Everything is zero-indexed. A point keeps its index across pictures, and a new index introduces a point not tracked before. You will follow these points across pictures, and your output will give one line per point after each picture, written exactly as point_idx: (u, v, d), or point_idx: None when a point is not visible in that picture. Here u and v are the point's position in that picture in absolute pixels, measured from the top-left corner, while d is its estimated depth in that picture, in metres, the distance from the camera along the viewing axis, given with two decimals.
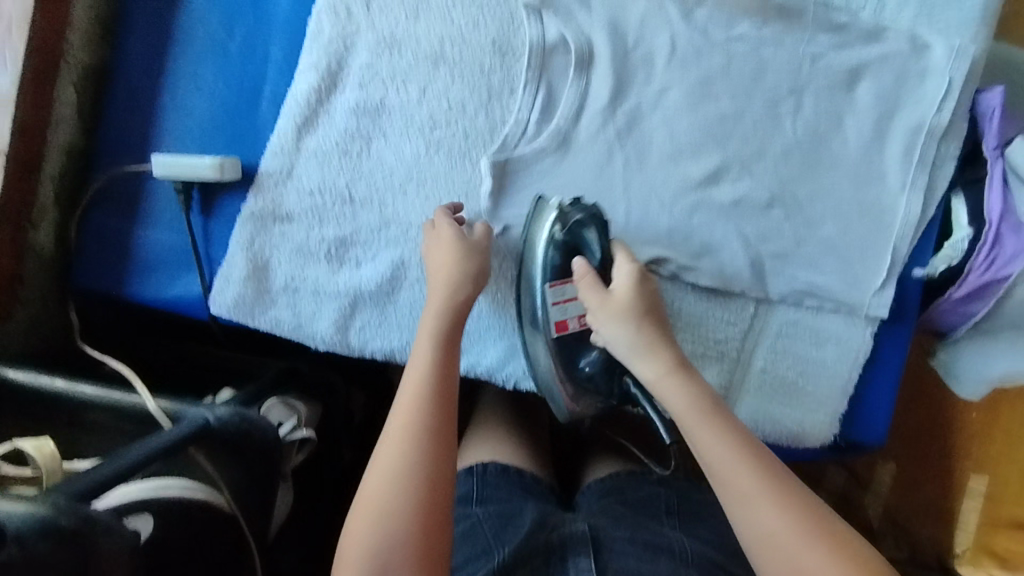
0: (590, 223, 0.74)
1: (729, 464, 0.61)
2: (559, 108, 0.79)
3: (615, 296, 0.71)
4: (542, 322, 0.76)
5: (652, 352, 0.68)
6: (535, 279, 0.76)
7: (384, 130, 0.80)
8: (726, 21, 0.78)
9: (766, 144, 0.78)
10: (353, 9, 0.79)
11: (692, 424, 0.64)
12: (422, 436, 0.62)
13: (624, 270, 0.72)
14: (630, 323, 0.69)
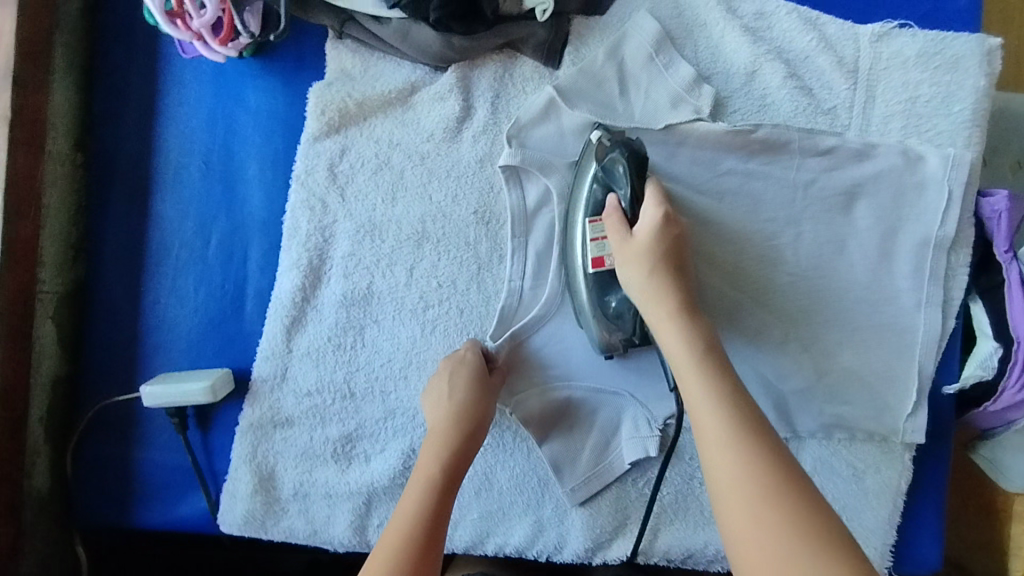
0: (624, 158, 0.66)
1: (714, 414, 0.54)
2: (551, 269, 0.76)
3: (635, 240, 0.65)
4: (581, 258, 0.70)
5: (658, 299, 0.63)
6: (578, 216, 0.71)
7: (376, 318, 0.77)
8: (711, 160, 0.75)
9: (771, 278, 0.76)
10: (328, 200, 0.76)
11: (685, 366, 0.58)
12: (416, 545, 0.59)
13: (649, 211, 0.65)
14: (642, 270, 0.64)
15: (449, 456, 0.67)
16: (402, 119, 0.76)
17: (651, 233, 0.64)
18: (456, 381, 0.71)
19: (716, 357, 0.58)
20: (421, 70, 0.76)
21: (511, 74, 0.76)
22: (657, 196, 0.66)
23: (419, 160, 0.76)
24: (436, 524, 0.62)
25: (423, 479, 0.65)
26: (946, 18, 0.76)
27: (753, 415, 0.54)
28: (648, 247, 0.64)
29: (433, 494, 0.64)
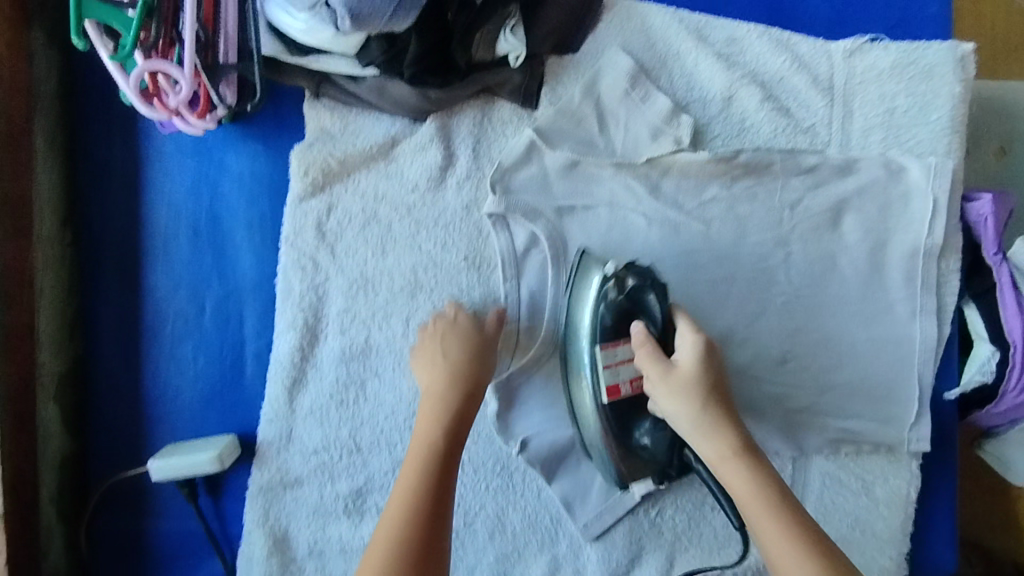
0: (654, 296, 0.68)
1: (793, 561, 0.54)
2: (546, 309, 0.77)
3: (677, 370, 0.64)
4: (594, 394, 0.69)
5: (712, 435, 0.61)
6: (585, 345, 0.70)
7: (376, 371, 0.77)
8: (695, 187, 0.76)
9: (765, 300, 0.76)
10: (319, 258, 0.77)
11: (752, 502, 0.58)
12: (425, 501, 0.59)
13: (688, 341, 0.65)
14: (691, 405, 0.62)
15: (451, 410, 0.65)
16: (385, 172, 0.77)
17: (693, 365, 0.63)
18: (450, 343, 0.70)
19: (782, 488, 0.58)
20: (400, 122, 0.76)
21: (490, 119, 0.77)
22: (696, 325, 0.65)
23: (406, 212, 0.77)
24: (443, 479, 0.61)
25: (427, 434, 0.64)
26: (916, 26, 0.76)
27: (832, 550, 0.54)
28: (695, 385, 0.63)
29: (440, 450, 0.62)
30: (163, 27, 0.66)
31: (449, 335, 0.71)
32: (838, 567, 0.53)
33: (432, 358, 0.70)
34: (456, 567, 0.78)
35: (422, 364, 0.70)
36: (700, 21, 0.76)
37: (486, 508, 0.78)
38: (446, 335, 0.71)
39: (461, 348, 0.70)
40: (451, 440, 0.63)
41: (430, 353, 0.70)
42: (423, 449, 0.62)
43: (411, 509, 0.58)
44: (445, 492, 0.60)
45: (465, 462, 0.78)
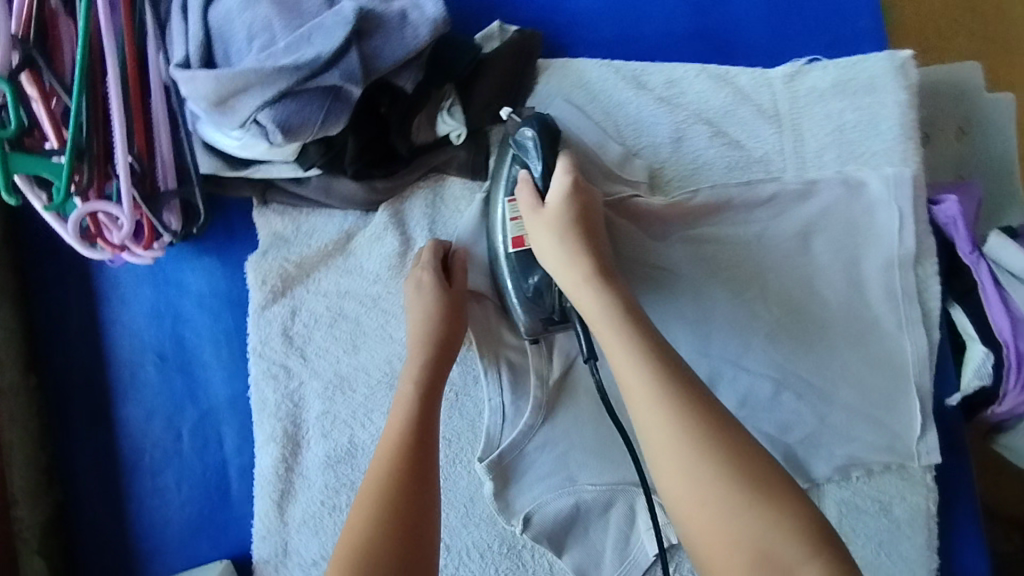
0: (534, 130, 0.67)
1: (652, 403, 0.52)
2: (528, 380, 0.75)
3: (547, 208, 0.64)
4: (502, 244, 0.70)
5: (572, 262, 0.62)
6: (497, 192, 0.71)
7: (365, 471, 0.75)
8: (659, 234, 0.75)
9: (748, 334, 0.75)
10: (290, 364, 0.75)
11: (626, 368, 0.55)
12: (405, 462, 0.57)
13: (559, 178, 0.65)
14: (555, 240, 0.63)
15: (428, 374, 0.64)
16: (344, 268, 0.75)
17: (562, 200, 0.64)
18: (417, 298, 0.69)
19: (663, 348, 0.55)
20: (352, 216, 0.75)
21: (442, 197, 0.76)
22: (568, 167, 0.66)
23: (373, 304, 0.75)
24: (423, 437, 0.59)
25: (403, 404, 0.62)
26: (852, 42, 0.76)
27: (710, 415, 0.51)
28: (560, 214, 0.63)
29: (418, 410, 0.61)
30: (95, 165, 0.65)
31: (424, 275, 0.70)
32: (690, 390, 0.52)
33: (411, 280, 0.71)
34: None
35: (405, 292, 0.71)
36: (636, 69, 0.75)
37: None
38: (421, 279, 0.70)
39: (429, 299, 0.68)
40: (427, 399, 0.63)
41: (410, 293, 0.70)
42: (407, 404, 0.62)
43: (394, 459, 0.57)
44: (427, 447, 0.59)
45: (470, 548, 0.75)
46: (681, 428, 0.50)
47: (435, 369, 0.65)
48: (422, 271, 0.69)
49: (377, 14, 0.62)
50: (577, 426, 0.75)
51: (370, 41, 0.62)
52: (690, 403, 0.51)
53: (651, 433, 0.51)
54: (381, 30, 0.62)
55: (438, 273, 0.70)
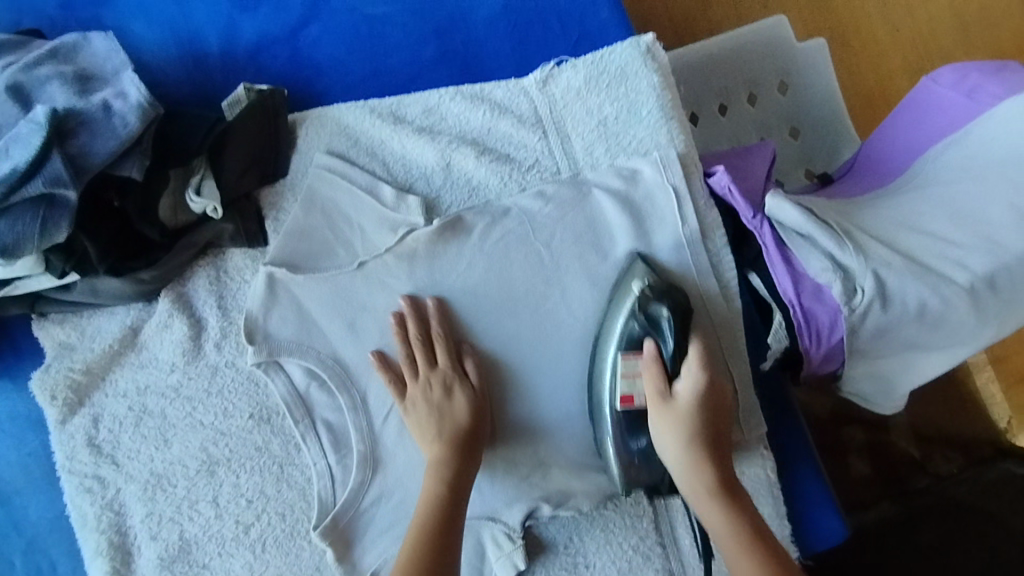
0: (670, 314, 0.66)
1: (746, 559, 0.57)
2: (348, 437, 0.74)
3: (677, 403, 0.64)
4: (610, 391, 0.68)
5: (685, 446, 0.62)
6: (610, 344, 0.69)
7: (203, 563, 0.73)
8: (450, 261, 0.74)
9: (560, 343, 0.74)
10: (102, 473, 0.73)
11: (712, 513, 0.60)
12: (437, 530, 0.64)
13: (691, 372, 0.64)
14: (677, 438, 0.63)
15: (454, 474, 0.67)
16: (138, 363, 0.73)
17: (692, 399, 0.63)
18: (455, 406, 0.70)
19: (725, 466, 0.63)
20: (135, 309, 0.74)
21: (226, 271, 0.74)
22: (701, 355, 0.64)
23: (175, 394, 0.73)
24: (455, 501, 0.66)
25: (435, 464, 0.68)
26: (597, 36, 0.77)
27: (760, 534, 0.58)
28: (688, 404, 0.63)
29: (450, 467, 0.68)
30: None
31: (451, 386, 0.71)
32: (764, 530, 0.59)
33: (421, 412, 0.71)
34: None
35: (414, 420, 0.71)
36: (391, 104, 0.75)
37: None
38: (450, 391, 0.71)
39: (456, 405, 0.70)
40: (453, 496, 0.66)
41: (424, 422, 0.70)
42: (434, 497, 0.66)
43: (420, 547, 0.63)
44: (455, 527, 0.65)
45: None
46: None
47: (462, 463, 0.68)
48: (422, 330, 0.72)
49: (77, 112, 0.61)
50: (409, 472, 0.73)
51: (75, 140, 0.60)
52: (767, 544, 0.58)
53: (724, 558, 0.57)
54: (87, 127, 0.60)
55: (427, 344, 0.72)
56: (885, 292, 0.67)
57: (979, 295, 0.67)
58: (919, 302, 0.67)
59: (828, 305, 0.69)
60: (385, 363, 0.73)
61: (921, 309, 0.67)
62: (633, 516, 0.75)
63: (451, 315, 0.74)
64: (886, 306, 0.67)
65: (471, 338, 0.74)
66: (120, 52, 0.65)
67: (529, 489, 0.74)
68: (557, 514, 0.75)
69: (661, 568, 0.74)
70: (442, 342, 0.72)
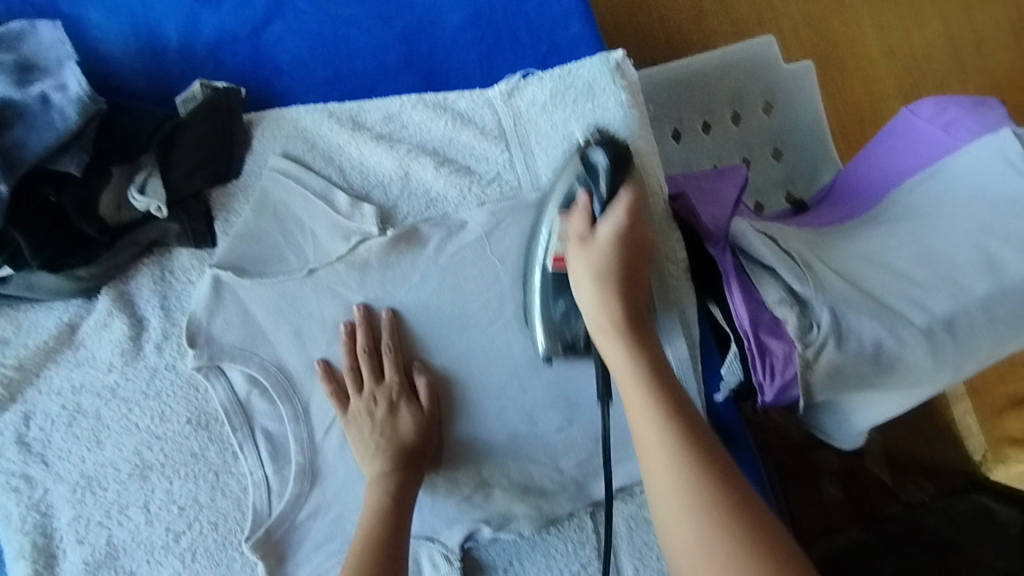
0: (608, 161, 0.64)
1: (657, 437, 0.51)
2: (288, 448, 0.72)
3: (596, 240, 0.61)
4: (544, 248, 0.67)
5: (604, 301, 0.59)
6: (550, 203, 0.67)
7: (130, 571, 0.71)
8: (403, 272, 0.72)
9: (510, 362, 0.73)
10: (32, 473, 0.71)
11: (626, 376, 0.56)
12: (381, 539, 0.62)
13: (615, 215, 0.62)
14: (592, 281, 0.60)
15: (396, 488, 0.66)
16: (75, 361, 0.71)
17: (612, 240, 0.61)
18: (400, 421, 0.69)
19: (658, 356, 0.57)
20: (73, 305, 0.72)
21: (171, 270, 0.72)
22: (630, 206, 0.62)
23: (111, 395, 0.71)
24: (400, 514, 0.64)
25: (378, 478, 0.66)
26: (566, 51, 0.75)
27: (678, 395, 0.54)
28: (608, 250, 0.61)
29: (395, 482, 0.66)
30: None
31: (397, 403, 0.69)
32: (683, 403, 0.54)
33: (365, 427, 0.69)
34: None
35: (355, 437, 0.69)
36: (351, 110, 0.74)
37: None
38: (395, 407, 0.69)
39: (400, 418, 0.69)
40: (398, 510, 0.64)
41: (366, 438, 0.69)
42: (378, 509, 0.64)
43: (369, 555, 0.60)
44: (400, 538, 0.62)
45: None
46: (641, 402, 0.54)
47: (405, 478, 0.67)
48: (372, 344, 0.71)
49: (15, 104, 0.59)
50: (348, 487, 0.71)
51: (11, 133, 0.59)
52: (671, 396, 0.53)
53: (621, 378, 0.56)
54: (23, 119, 0.59)
55: (375, 359, 0.71)
56: (840, 329, 0.65)
57: (937, 338, 0.65)
58: (874, 342, 0.65)
59: (784, 339, 0.67)
60: (332, 374, 0.71)
61: (877, 350, 0.65)
62: (575, 543, 0.74)
63: (404, 330, 0.72)
64: (840, 343, 0.65)
65: (423, 355, 0.72)
66: (66, 43, 0.64)
67: (470, 510, 0.72)
68: (497, 537, 0.73)
69: None
70: (391, 356, 0.70)
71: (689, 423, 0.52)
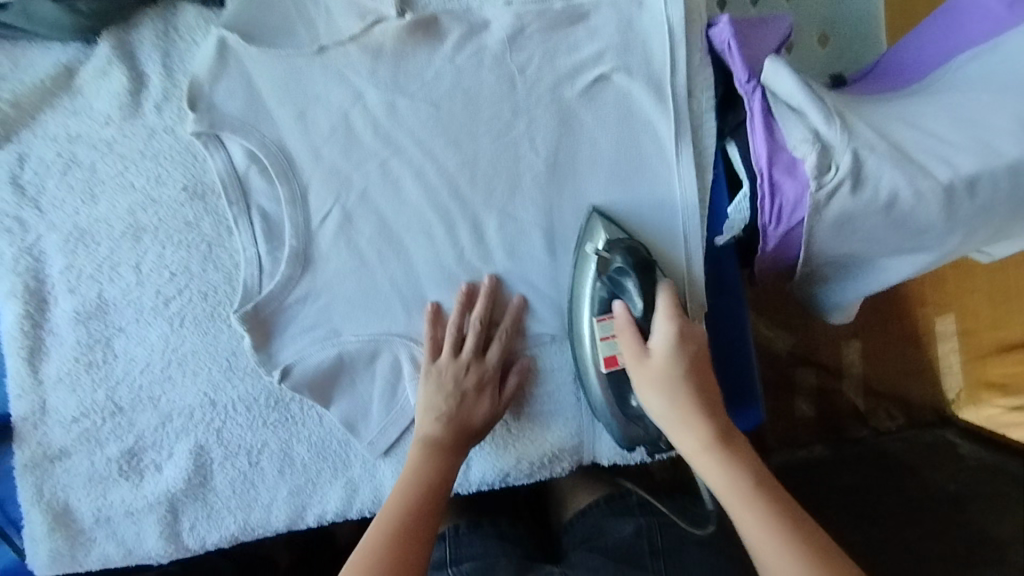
0: (635, 280, 0.64)
1: (795, 573, 0.55)
2: (281, 231, 0.71)
3: (653, 358, 0.63)
4: (592, 352, 0.68)
5: (662, 387, 0.62)
6: (583, 313, 0.68)
7: (119, 326, 0.72)
8: (417, 65, 0.69)
9: (516, 177, 0.71)
10: (25, 216, 0.70)
11: (734, 506, 0.59)
12: (422, 504, 0.64)
13: (660, 326, 0.63)
14: (658, 392, 0.62)
15: (444, 463, 0.68)
16: (72, 109, 0.70)
17: (667, 352, 0.62)
18: (479, 403, 0.70)
19: (712, 397, 0.63)
20: (73, 49, 0.70)
21: (175, 28, 0.70)
22: (669, 310, 0.63)
23: (107, 149, 0.70)
24: (440, 486, 0.66)
25: (425, 453, 0.68)
26: None
27: (768, 482, 0.60)
28: (668, 365, 0.62)
29: (442, 473, 0.67)
30: None
31: (485, 386, 0.71)
32: (745, 459, 0.61)
33: (443, 383, 0.70)
34: (252, 507, 0.75)
35: (430, 392, 0.70)
36: None
37: (269, 444, 0.75)
38: (482, 388, 0.70)
39: (483, 420, 0.70)
40: (438, 488, 0.66)
41: (438, 395, 0.70)
42: (422, 473, 0.67)
43: (407, 517, 0.63)
44: (434, 499, 0.65)
45: (236, 402, 0.74)
46: (779, 544, 0.56)
47: (451, 457, 0.68)
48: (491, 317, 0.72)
49: None
50: (339, 277, 0.71)
51: None
52: (748, 482, 0.59)
53: (739, 519, 0.58)
54: None
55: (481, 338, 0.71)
56: (859, 173, 0.63)
57: (954, 197, 0.63)
58: (892, 193, 0.63)
59: (798, 181, 0.65)
60: (436, 317, 0.72)
61: (891, 202, 0.63)
62: (555, 364, 0.74)
63: (412, 127, 0.70)
64: (856, 189, 0.63)
65: (428, 157, 0.70)
66: None
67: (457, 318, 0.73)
68: None
69: (573, 419, 0.75)
70: (501, 342, 0.72)
71: (805, 534, 0.57)
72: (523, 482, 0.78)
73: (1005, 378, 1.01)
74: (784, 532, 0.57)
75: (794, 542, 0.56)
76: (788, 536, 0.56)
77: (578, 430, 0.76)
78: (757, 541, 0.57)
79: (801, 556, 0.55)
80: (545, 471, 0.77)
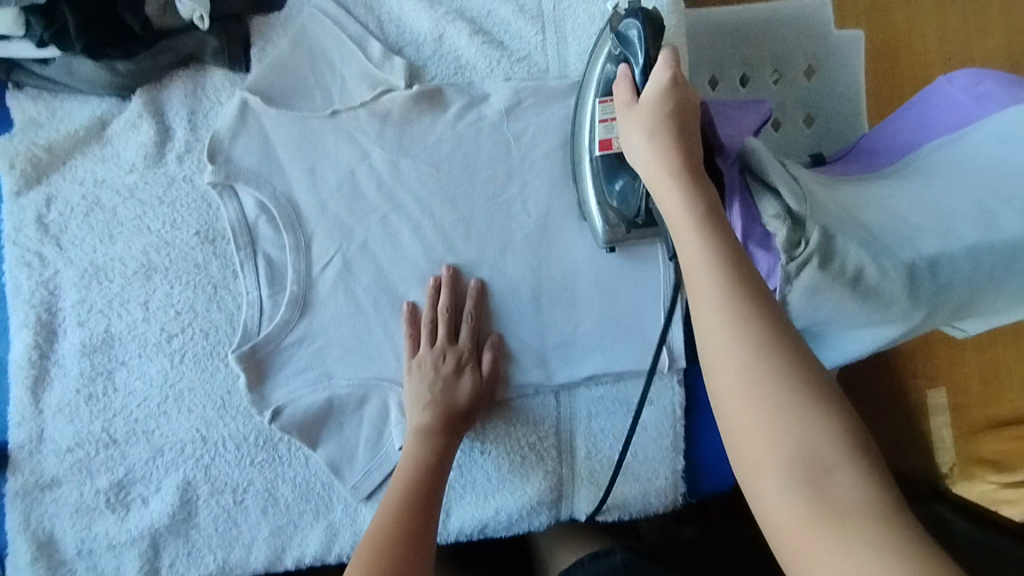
0: (640, 28, 0.62)
1: (736, 363, 0.45)
2: (284, 277, 0.75)
3: (642, 102, 0.60)
4: (589, 137, 0.69)
5: (656, 154, 0.58)
6: (589, 94, 0.70)
7: (122, 360, 0.76)
8: (421, 131, 0.75)
9: (508, 236, 0.75)
10: (45, 253, 0.75)
11: (688, 236, 0.51)
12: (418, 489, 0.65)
13: (659, 75, 0.59)
14: (642, 130, 0.59)
15: (440, 447, 0.69)
16: (101, 156, 0.76)
17: (656, 97, 0.59)
18: (461, 385, 0.72)
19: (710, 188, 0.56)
20: (108, 103, 0.76)
21: (203, 89, 0.76)
22: (671, 64, 0.59)
23: (129, 194, 0.75)
24: (436, 477, 0.66)
25: (418, 437, 0.69)
26: None
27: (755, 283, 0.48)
28: (653, 110, 0.59)
29: (431, 463, 0.67)
30: None
31: (464, 365, 0.73)
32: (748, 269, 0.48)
33: (427, 374, 0.72)
34: (232, 546, 0.76)
35: (415, 381, 0.72)
36: None
37: (255, 482, 0.76)
38: (461, 368, 0.72)
39: (468, 400, 0.72)
40: (437, 470, 0.67)
41: (423, 384, 0.72)
42: (421, 462, 0.67)
43: (403, 511, 0.62)
44: (435, 495, 0.65)
45: (227, 440, 0.76)
46: (740, 351, 0.45)
47: (447, 439, 0.70)
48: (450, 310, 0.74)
49: None
50: (335, 322, 0.75)
51: None
52: (735, 268, 0.48)
53: (691, 267, 0.50)
54: None
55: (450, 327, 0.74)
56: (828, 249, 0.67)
57: (917, 275, 0.67)
58: (858, 268, 0.67)
59: (770, 254, 0.70)
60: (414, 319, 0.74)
61: (858, 276, 0.67)
62: (536, 418, 0.77)
63: (413, 187, 0.75)
64: (825, 264, 0.66)
65: (426, 215, 0.75)
66: None
67: None
68: None
69: (552, 472, 0.77)
70: (469, 325, 0.74)
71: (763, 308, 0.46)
72: (502, 535, 0.79)
73: (998, 455, 1.04)
74: (754, 348, 0.44)
75: (766, 351, 0.44)
76: (754, 344, 0.45)
77: (557, 484, 0.78)
78: (704, 298, 0.48)
79: (765, 376, 0.43)
80: (524, 524, 0.78)
